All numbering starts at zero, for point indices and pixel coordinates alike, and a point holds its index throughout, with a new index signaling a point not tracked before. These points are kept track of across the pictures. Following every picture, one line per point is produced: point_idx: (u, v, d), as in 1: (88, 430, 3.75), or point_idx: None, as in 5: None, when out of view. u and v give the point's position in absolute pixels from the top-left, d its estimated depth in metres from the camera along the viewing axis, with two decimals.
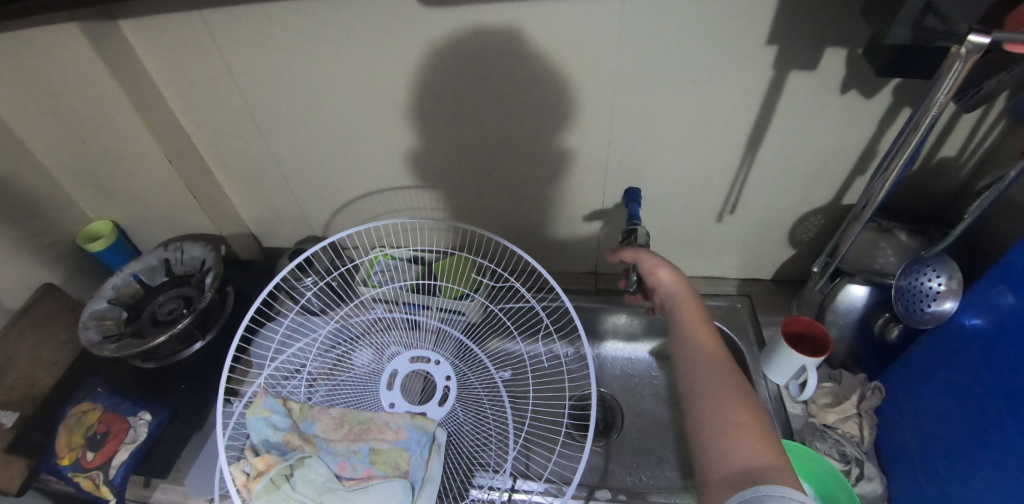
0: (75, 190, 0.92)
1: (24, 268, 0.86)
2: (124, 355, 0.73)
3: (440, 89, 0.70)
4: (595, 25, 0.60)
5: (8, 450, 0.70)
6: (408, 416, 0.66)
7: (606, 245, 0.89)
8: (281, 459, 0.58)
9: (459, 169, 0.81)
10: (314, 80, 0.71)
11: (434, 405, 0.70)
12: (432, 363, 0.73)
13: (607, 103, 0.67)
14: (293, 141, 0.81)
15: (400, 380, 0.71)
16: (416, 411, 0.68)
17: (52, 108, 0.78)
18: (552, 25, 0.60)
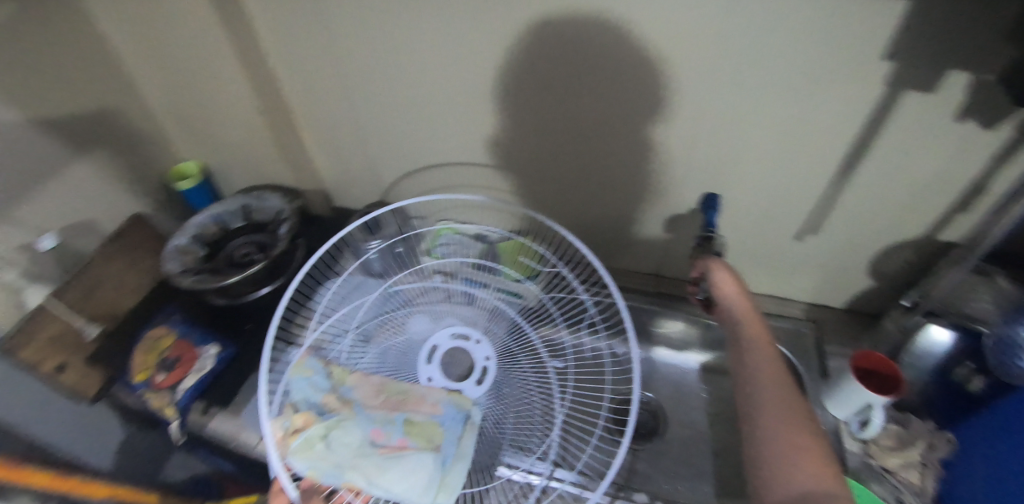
0: (175, 130, 0.99)
1: (122, 196, 0.94)
2: (201, 288, 0.76)
3: (526, 72, 0.70)
4: (697, 24, 0.58)
5: (88, 362, 0.78)
6: (446, 393, 0.68)
7: (672, 249, 0.87)
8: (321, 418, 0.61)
9: (535, 153, 0.81)
10: (405, 50, 0.73)
11: (472, 382, 0.70)
12: (472, 341, 0.73)
13: (695, 104, 0.65)
14: (377, 107, 0.83)
15: (439, 354, 0.72)
16: (453, 387, 0.69)
17: (164, 51, 0.84)
18: (652, 17, 0.59)
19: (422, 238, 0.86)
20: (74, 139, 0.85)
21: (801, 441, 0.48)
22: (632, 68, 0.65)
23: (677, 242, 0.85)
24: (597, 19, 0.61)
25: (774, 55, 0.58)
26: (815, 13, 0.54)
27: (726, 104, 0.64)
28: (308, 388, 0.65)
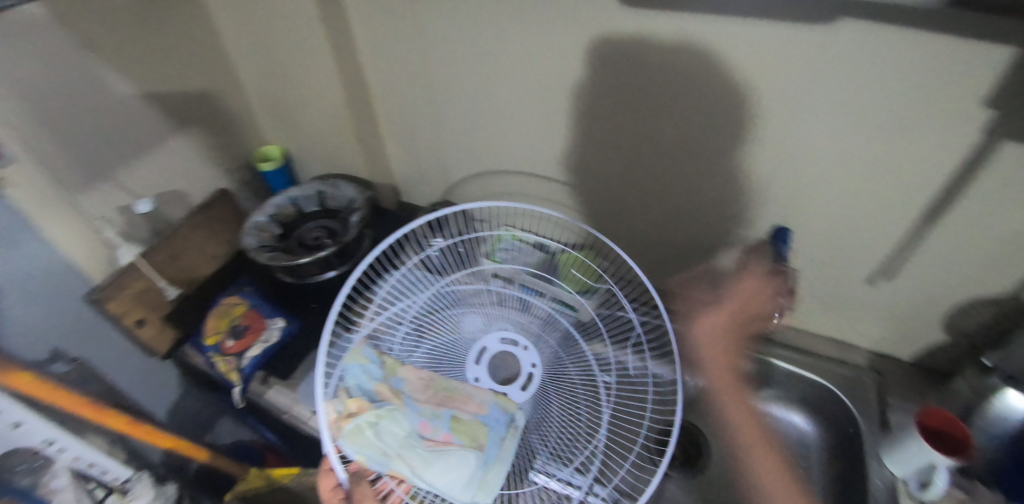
0: (266, 114, 1.07)
1: (210, 171, 1.02)
2: (273, 265, 0.80)
3: (602, 89, 0.72)
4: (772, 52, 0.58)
5: (165, 320, 0.85)
6: (492, 394, 0.68)
7: (733, 281, 0.85)
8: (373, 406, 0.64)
9: (602, 167, 0.82)
10: (486, 58, 0.77)
11: (516, 387, 0.71)
12: (520, 347, 0.73)
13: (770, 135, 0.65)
14: (454, 109, 0.87)
15: (489, 357, 0.73)
16: (498, 390, 0.70)
17: (267, 41, 0.92)
18: (732, 44, 0.59)
19: (483, 237, 0.85)
20: (175, 115, 0.93)
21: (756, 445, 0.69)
22: (703, 92, 0.65)
23: None
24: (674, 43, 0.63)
25: (853, 89, 0.57)
26: (909, 50, 0.51)
27: (798, 135, 0.63)
28: (361, 374, 0.67)
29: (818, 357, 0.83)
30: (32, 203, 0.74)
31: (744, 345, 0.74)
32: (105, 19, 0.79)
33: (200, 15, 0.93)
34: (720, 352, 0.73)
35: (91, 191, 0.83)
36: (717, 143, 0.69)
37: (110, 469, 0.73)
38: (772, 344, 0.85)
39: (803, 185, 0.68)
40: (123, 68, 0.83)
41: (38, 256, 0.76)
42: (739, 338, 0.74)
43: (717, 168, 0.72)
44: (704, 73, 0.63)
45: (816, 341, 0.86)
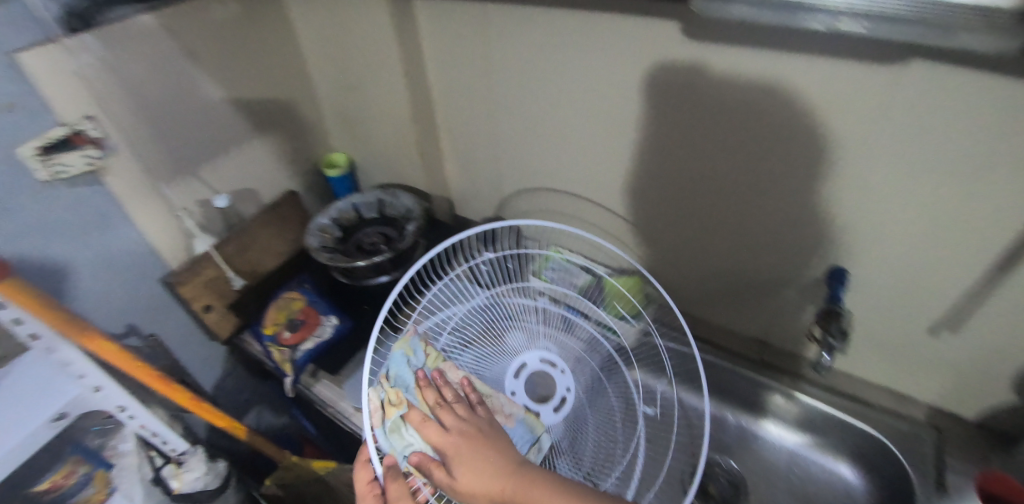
0: (336, 124, 1.14)
1: (282, 174, 1.10)
2: (332, 265, 0.85)
3: (655, 121, 0.73)
4: (831, 90, 0.57)
5: (228, 307, 0.90)
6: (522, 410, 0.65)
7: (783, 321, 0.83)
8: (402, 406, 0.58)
9: (656, 196, 0.82)
10: (548, 82, 0.80)
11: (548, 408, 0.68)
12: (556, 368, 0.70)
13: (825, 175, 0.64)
14: (512, 128, 0.91)
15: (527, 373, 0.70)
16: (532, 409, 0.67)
17: (345, 56, 0.99)
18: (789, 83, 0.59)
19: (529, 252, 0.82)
20: (257, 120, 1.01)
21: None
22: (757, 127, 0.64)
23: (788, 309, 0.81)
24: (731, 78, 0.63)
25: (913, 130, 0.55)
26: (978, 95, 0.49)
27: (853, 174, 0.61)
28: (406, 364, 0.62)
29: (871, 408, 0.79)
30: (127, 187, 0.84)
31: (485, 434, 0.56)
32: (204, 31, 0.87)
33: (288, 30, 1.02)
34: (468, 455, 0.54)
35: (175, 184, 0.91)
36: (765, 179, 0.68)
37: (170, 441, 0.77)
38: (813, 386, 0.83)
39: (857, 230, 0.66)
40: (215, 74, 0.91)
41: (123, 239, 0.87)
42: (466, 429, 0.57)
43: (771, 206, 0.71)
44: (759, 108, 0.63)
45: (873, 391, 0.82)
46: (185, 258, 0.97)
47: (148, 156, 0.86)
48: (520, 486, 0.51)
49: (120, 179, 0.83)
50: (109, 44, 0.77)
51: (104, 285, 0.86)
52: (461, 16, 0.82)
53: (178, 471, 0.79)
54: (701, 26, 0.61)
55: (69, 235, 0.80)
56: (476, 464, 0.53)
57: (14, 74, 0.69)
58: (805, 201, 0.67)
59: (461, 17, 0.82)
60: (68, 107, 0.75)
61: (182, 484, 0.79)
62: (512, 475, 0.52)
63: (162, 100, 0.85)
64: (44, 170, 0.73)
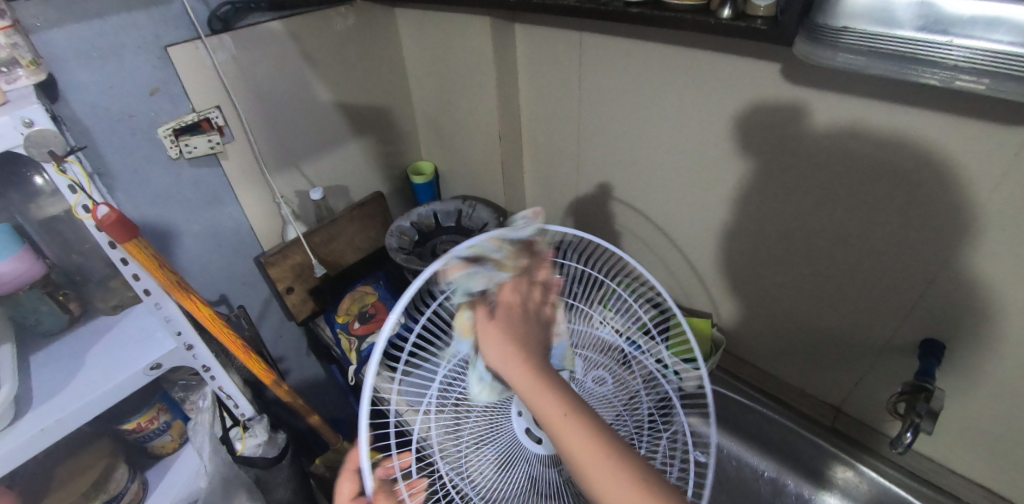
0: (429, 132, 1.21)
1: (374, 174, 1.18)
2: (406, 266, 0.89)
3: (744, 159, 0.72)
4: (946, 148, 0.54)
5: (309, 292, 0.99)
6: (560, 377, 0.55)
7: (865, 389, 0.77)
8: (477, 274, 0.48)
9: (738, 237, 0.80)
10: (636, 112, 0.81)
11: None
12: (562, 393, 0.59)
13: (928, 238, 0.59)
14: (596, 153, 0.93)
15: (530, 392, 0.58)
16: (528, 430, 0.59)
17: (446, 72, 1.05)
18: (900, 134, 0.56)
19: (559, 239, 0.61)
20: (359, 122, 1.10)
21: (588, 463, 0.39)
22: (857, 177, 0.62)
23: (873, 376, 0.74)
24: (833, 125, 0.61)
25: None
26: None
27: (963, 239, 0.57)
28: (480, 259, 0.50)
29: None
30: (238, 171, 0.94)
31: (533, 329, 0.49)
32: (324, 39, 0.97)
33: (397, 43, 1.10)
34: (509, 336, 0.47)
35: (280, 173, 1.00)
36: (861, 232, 0.65)
37: (240, 405, 0.82)
38: (892, 466, 0.76)
39: (962, 302, 0.60)
40: (328, 78, 1.00)
41: (228, 218, 0.96)
42: (519, 315, 0.49)
43: (867, 262, 0.67)
44: (863, 158, 0.61)
45: (961, 485, 0.73)
46: (277, 241, 1.06)
47: (261, 145, 0.95)
48: (545, 393, 0.44)
49: (233, 164, 0.93)
50: (244, 44, 0.87)
51: (206, 256, 0.96)
52: (560, 43, 0.86)
53: (243, 435, 0.84)
54: (805, 70, 0.60)
55: (185, 208, 0.90)
56: (513, 353, 0.46)
57: (166, 64, 0.80)
58: (904, 262, 0.63)
59: (560, 43, 0.86)
60: (203, 97, 0.85)
61: (245, 448, 0.84)
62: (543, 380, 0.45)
63: (280, 97, 0.94)
64: (174, 149, 0.84)
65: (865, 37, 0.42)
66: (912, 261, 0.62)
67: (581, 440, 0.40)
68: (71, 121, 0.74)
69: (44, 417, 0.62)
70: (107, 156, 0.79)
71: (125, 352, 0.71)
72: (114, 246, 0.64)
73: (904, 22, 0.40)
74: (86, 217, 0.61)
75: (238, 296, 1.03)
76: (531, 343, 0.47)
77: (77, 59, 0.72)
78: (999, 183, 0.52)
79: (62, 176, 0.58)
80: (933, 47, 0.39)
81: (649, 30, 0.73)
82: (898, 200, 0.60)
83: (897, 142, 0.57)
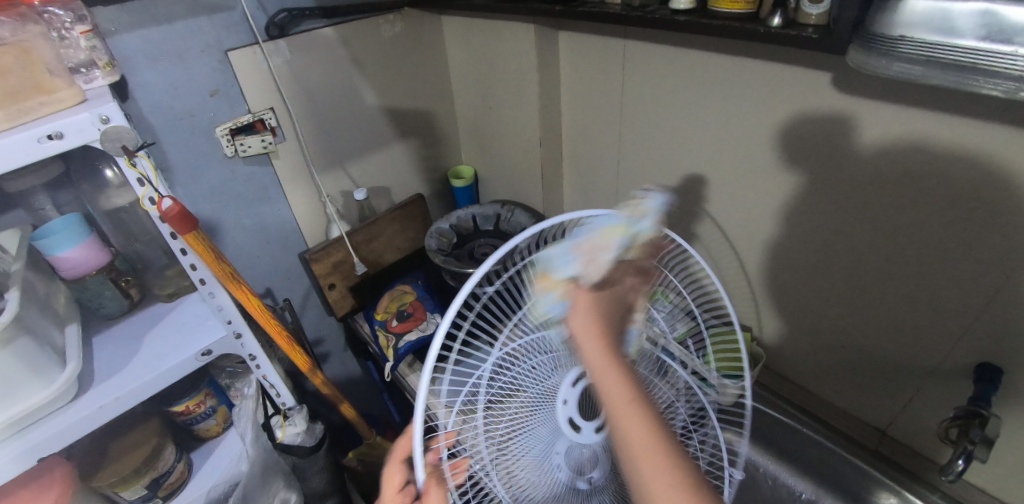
0: (470, 137, 1.23)
1: (415, 177, 1.21)
2: (444, 267, 0.91)
3: (791, 169, 0.71)
4: (1010, 162, 0.52)
5: (350, 289, 1.02)
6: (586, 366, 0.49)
7: (914, 413, 0.73)
8: (605, 256, 0.40)
9: (783, 249, 0.79)
10: (680, 120, 0.81)
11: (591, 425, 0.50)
12: None
13: (988, 256, 0.57)
14: (636, 160, 0.93)
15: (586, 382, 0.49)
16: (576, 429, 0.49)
17: (489, 78, 1.08)
18: (959, 146, 0.54)
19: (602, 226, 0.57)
20: (403, 126, 1.13)
21: (649, 464, 0.35)
22: (911, 190, 0.60)
23: (923, 400, 0.71)
24: (887, 137, 0.60)
25: None
26: None
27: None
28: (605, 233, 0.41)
29: None
30: (288, 170, 0.98)
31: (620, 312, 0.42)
32: (373, 45, 1.00)
33: (443, 51, 1.13)
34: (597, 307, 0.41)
35: (327, 173, 1.04)
36: (914, 248, 0.63)
37: (282, 395, 0.85)
38: (942, 497, 0.72)
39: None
40: (376, 83, 1.04)
41: (277, 215, 1.01)
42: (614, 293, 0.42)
43: (920, 279, 0.64)
44: (919, 172, 0.59)
45: None
46: (321, 238, 1.10)
47: (310, 146, 0.99)
48: (618, 381, 0.38)
49: (284, 163, 0.97)
50: (299, 49, 0.91)
51: (255, 250, 1.00)
52: (603, 51, 0.87)
53: (284, 423, 0.85)
54: (858, 81, 0.59)
55: (237, 204, 0.95)
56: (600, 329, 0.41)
57: (225, 67, 0.85)
58: (960, 281, 0.61)
59: (603, 51, 0.87)
60: (258, 98, 0.90)
61: (285, 436, 0.85)
62: (621, 368, 0.39)
63: (330, 100, 0.98)
64: (230, 147, 0.89)
65: (923, 45, 0.41)
66: (969, 280, 0.60)
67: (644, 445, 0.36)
68: (138, 119, 0.79)
69: (102, 395, 0.66)
70: (169, 152, 0.84)
71: (178, 338, 0.75)
72: (176, 236, 0.68)
73: (965, 31, 0.39)
74: (152, 209, 0.65)
75: (282, 290, 1.07)
76: (617, 326, 0.41)
77: (146, 61, 0.77)
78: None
79: (133, 169, 0.62)
80: (994, 56, 0.38)
81: (696, 38, 0.73)
82: (955, 215, 0.58)
83: (955, 155, 0.55)
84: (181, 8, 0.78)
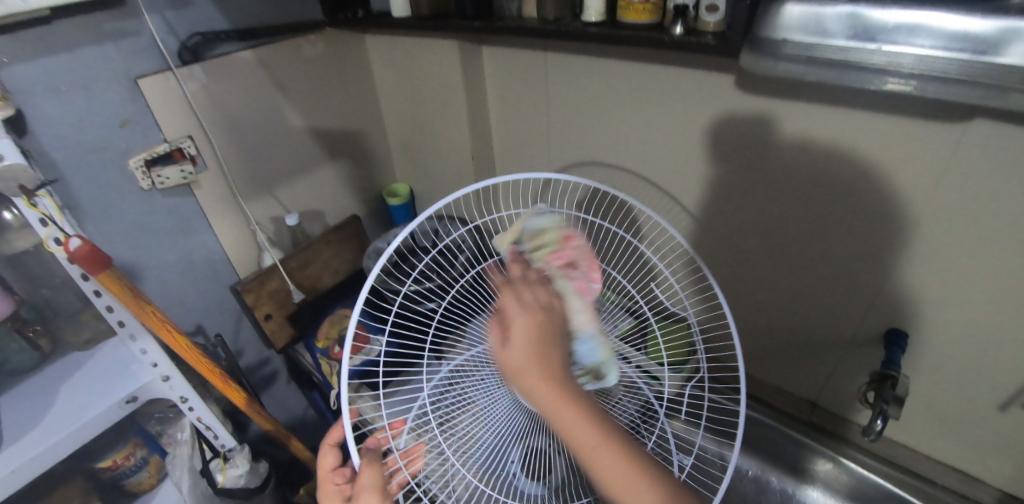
0: (402, 153, 1.23)
1: (349, 197, 1.18)
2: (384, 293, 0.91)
3: (706, 165, 0.76)
4: (886, 145, 0.58)
5: (288, 318, 0.98)
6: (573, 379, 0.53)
7: (837, 382, 0.79)
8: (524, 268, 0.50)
9: (706, 241, 0.83)
10: (602, 126, 0.85)
11: None
12: None
13: (882, 232, 0.63)
14: (565, 164, 0.95)
15: None
16: None
17: (417, 94, 1.08)
18: (847, 134, 0.60)
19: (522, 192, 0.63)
20: (333, 147, 1.11)
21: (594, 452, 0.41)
22: (808, 177, 0.66)
23: (842, 368, 0.77)
24: (784, 129, 0.65)
25: (977, 185, 0.54)
26: None
27: (912, 231, 0.61)
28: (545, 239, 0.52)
29: (931, 486, 0.75)
30: (212, 199, 0.93)
31: (556, 323, 0.44)
32: (296, 66, 0.99)
33: (369, 70, 1.13)
34: (532, 329, 0.43)
35: (255, 200, 1.00)
36: (818, 229, 0.69)
37: (221, 436, 0.81)
38: (868, 454, 0.79)
39: (920, 293, 0.64)
40: (301, 104, 1.02)
41: (204, 247, 0.96)
42: (540, 305, 0.44)
43: (825, 257, 0.70)
44: (819, 160, 0.64)
45: (935, 468, 0.75)
46: (254, 267, 1.05)
47: (235, 173, 0.95)
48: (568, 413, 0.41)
49: (207, 192, 0.92)
50: (215, 74, 0.87)
51: (183, 287, 0.95)
52: (526, 64, 0.89)
53: (225, 466, 0.82)
54: (757, 81, 0.64)
55: (158, 238, 0.89)
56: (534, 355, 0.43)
57: (136, 96, 0.80)
58: (861, 258, 0.66)
59: (524, 63, 0.89)
60: (175, 126, 0.85)
61: (226, 479, 0.81)
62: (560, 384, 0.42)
63: (253, 124, 0.95)
64: (146, 180, 0.84)
65: (803, 47, 0.46)
66: (870, 255, 0.65)
67: (586, 436, 0.41)
68: (38, 155, 0.73)
69: (15, 457, 0.60)
70: (76, 187, 0.78)
71: (99, 386, 0.69)
72: (87, 277, 0.63)
73: (837, 32, 0.44)
74: (58, 249, 0.60)
75: (215, 325, 1.02)
76: (556, 353, 0.43)
77: (45, 93, 0.72)
78: (940, 177, 0.56)
79: (33, 209, 0.59)
80: (865, 54, 0.43)
81: (608, 49, 0.77)
82: (847, 199, 0.64)
83: (842, 143, 0.61)
84: (82, 35, 0.73)
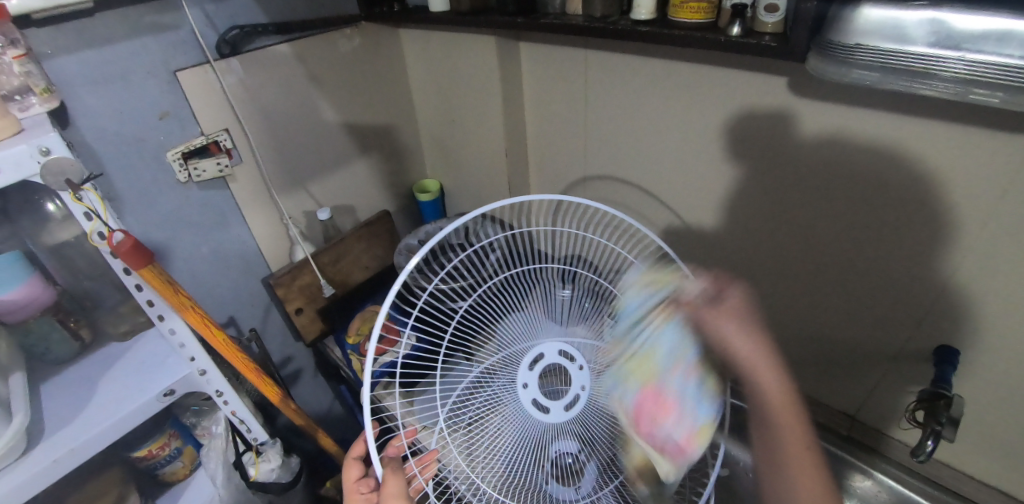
0: (433, 148, 1.22)
1: (378, 193, 1.18)
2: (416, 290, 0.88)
3: (751, 170, 0.73)
4: (950, 157, 0.55)
5: (318, 313, 0.99)
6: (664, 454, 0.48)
7: (879, 397, 0.76)
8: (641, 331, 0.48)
9: (744, 248, 0.81)
10: (641, 126, 0.83)
11: (559, 405, 0.58)
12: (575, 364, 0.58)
13: (938, 246, 0.60)
14: (600, 164, 0.94)
15: (545, 364, 0.58)
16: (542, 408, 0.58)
17: (451, 90, 1.07)
18: (906, 144, 0.57)
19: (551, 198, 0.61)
20: (365, 142, 1.11)
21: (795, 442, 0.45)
22: (860, 187, 0.63)
23: (886, 384, 0.75)
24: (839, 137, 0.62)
25: None
26: None
27: (971, 247, 0.58)
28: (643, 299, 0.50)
29: None
30: (246, 193, 0.94)
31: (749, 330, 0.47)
32: (330, 60, 0.98)
33: (403, 63, 1.12)
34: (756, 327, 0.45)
35: (288, 194, 1.00)
36: (867, 241, 0.66)
37: (253, 430, 0.82)
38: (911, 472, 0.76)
39: (976, 311, 0.61)
40: (334, 98, 1.01)
41: (236, 240, 0.96)
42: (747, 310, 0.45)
43: (873, 269, 0.67)
44: (874, 170, 0.61)
45: (979, 490, 0.73)
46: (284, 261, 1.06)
47: (268, 167, 0.95)
48: (791, 407, 0.45)
49: (242, 186, 0.93)
50: (251, 67, 0.87)
51: (215, 279, 0.96)
52: (565, 60, 0.87)
53: (257, 461, 0.86)
54: (813, 84, 0.61)
55: (193, 231, 0.90)
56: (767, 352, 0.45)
57: (175, 89, 0.80)
58: (916, 272, 0.63)
59: (563, 60, 0.88)
60: (211, 120, 0.86)
61: (259, 473, 0.86)
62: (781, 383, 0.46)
63: (288, 118, 0.95)
64: (183, 173, 0.84)
65: (878, 53, 0.43)
66: (926, 270, 0.62)
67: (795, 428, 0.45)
68: (81, 146, 0.74)
69: (58, 446, 0.61)
70: (115, 179, 0.79)
71: (139, 379, 0.70)
72: (129, 271, 0.64)
73: (917, 39, 0.41)
74: (102, 244, 0.61)
75: (246, 317, 1.03)
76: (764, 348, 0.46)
77: (87, 85, 0.72)
78: (1007, 192, 0.53)
79: (79, 204, 0.58)
80: (942, 61, 0.40)
81: (654, 48, 0.74)
82: (901, 211, 0.61)
83: (900, 153, 0.58)
84: (123, 27, 0.73)
